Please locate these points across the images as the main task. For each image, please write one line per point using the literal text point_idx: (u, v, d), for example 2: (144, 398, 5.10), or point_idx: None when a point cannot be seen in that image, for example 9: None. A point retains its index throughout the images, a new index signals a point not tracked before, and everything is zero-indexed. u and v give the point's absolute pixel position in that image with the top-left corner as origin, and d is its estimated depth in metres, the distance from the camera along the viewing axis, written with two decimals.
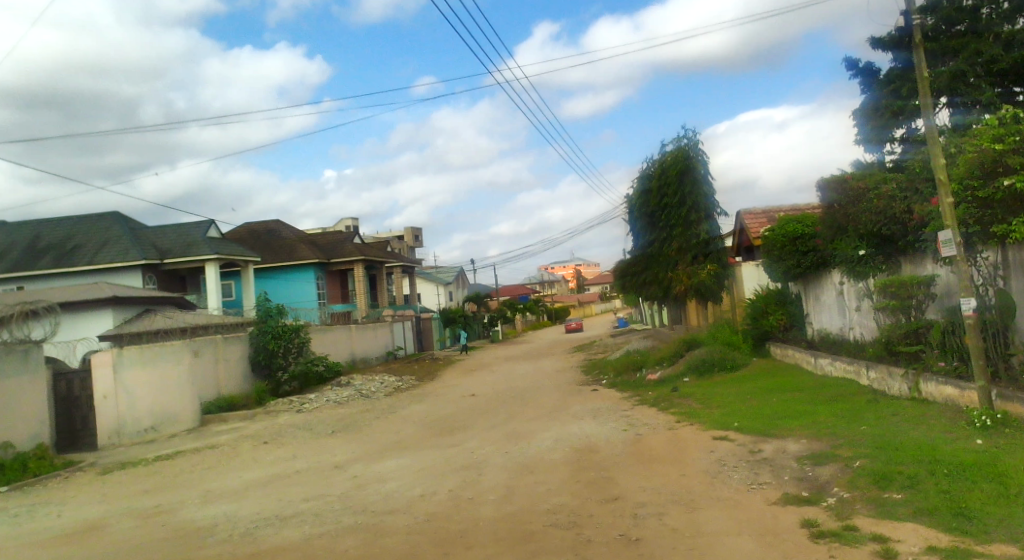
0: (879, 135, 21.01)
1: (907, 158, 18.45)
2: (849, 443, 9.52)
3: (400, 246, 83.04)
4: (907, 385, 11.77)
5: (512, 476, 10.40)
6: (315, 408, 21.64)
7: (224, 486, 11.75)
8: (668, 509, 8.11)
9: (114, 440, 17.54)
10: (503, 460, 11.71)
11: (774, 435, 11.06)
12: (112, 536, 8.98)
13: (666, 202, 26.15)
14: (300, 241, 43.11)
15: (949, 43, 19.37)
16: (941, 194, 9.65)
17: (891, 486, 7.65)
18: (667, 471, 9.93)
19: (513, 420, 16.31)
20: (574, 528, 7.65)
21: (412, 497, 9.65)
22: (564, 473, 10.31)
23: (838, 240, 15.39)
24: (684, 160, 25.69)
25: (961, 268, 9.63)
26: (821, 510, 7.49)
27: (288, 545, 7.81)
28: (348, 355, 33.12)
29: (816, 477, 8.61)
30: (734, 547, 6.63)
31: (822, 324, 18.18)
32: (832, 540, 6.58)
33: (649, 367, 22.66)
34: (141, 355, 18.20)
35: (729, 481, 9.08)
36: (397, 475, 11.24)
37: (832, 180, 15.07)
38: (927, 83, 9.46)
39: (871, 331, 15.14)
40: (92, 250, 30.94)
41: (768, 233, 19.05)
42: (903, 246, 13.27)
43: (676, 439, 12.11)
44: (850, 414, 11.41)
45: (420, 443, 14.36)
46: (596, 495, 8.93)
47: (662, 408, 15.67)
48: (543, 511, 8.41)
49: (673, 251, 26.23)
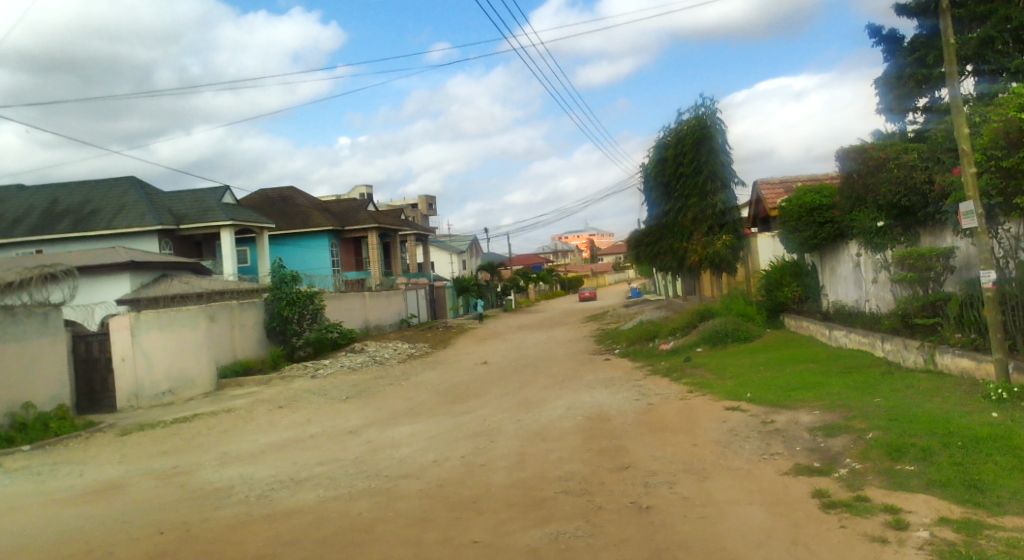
0: (901, 105, 20.72)
1: (931, 127, 18.10)
2: (863, 414, 9.52)
3: (414, 214, 83.09)
4: (923, 358, 11.71)
5: (525, 443, 10.49)
6: (329, 374, 21.85)
7: (241, 449, 11.93)
8: (679, 477, 8.17)
9: (133, 403, 17.76)
10: (516, 427, 11.80)
11: (787, 406, 11.07)
12: (131, 496, 9.16)
13: (682, 171, 25.90)
14: (315, 208, 43.21)
15: (977, 8, 18.89)
16: (964, 164, 9.49)
17: (904, 458, 7.65)
18: (679, 440, 9.98)
19: (526, 388, 16.41)
20: (586, 495, 7.73)
21: (425, 462, 9.75)
22: (576, 441, 10.38)
23: (857, 211, 15.23)
24: (701, 129, 25.39)
25: (982, 240, 9.50)
26: (831, 480, 7.51)
27: (303, 507, 7.94)
28: (362, 322, 33.36)
29: (828, 448, 8.62)
30: (745, 516, 6.67)
31: (837, 296, 18.07)
32: (842, 510, 6.61)
33: (662, 337, 22.68)
34: (158, 320, 18.38)
35: (740, 451, 9.12)
36: (410, 441, 11.37)
37: (851, 150, 14.82)
38: (953, 51, 9.25)
39: (887, 303, 15.05)
40: (109, 214, 31.15)
41: (785, 204, 18.88)
42: (923, 217, 13.11)
43: (688, 408, 12.13)
44: (864, 386, 11.39)
45: (433, 409, 14.48)
46: (608, 463, 9.00)
47: (674, 378, 15.71)
48: (554, 478, 8.49)
49: (688, 221, 26.06)
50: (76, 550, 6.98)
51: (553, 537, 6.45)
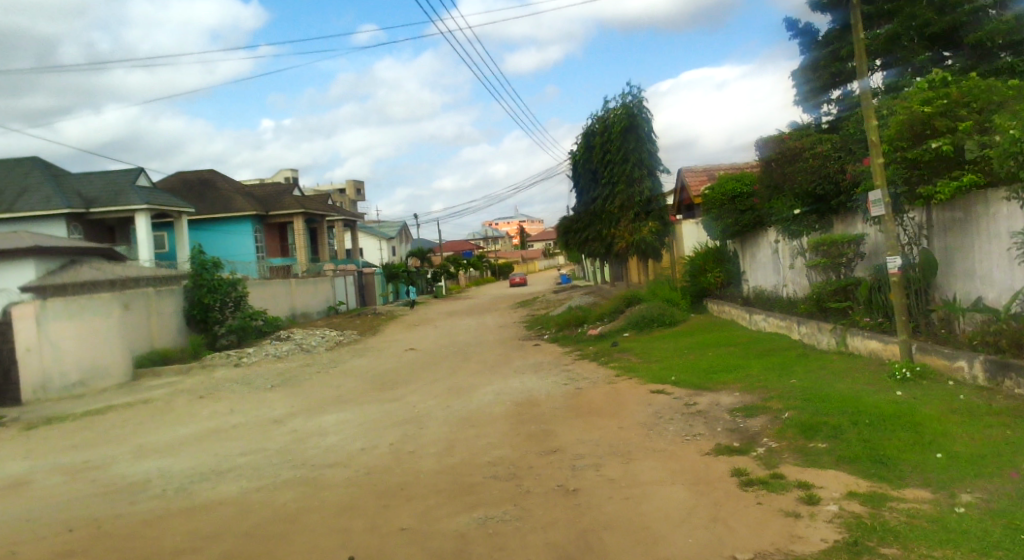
0: (817, 97, 21.55)
1: (843, 119, 18.81)
2: (780, 395, 9.88)
3: (342, 199, 81.63)
4: (835, 340, 12.23)
5: (453, 430, 10.47)
6: (252, 363, 21.32)
7: (158, 441, 11.53)
8: (605, 460, 8.31)
9: (40, 396, 17.01)
10: (445, 414, 11.77)
11: (709, 388, 11.39)
12: (39, 493, 8.74)
13: (611, 158, 26.24)
14: (238, 193, 41.95)
15: (884, 6, 19.71)
16: (873, 155, 9.91)
17: (817, 436, 7.98)
18: (605, 423, 10.15)
19: (454, 374, 16.38)
20: (513, 480, 7.79)
21: (352, 451, 9.62)
22: (504, 427, 10.43)
23: (775, 200, 15.72)
24: (628, 117, 25.77)
25: (888, 228, 9.96)
26: (749, 459, 7.79)
27: (223, 500, 7.73)
28: (288, 310, 32.65)
29: (748, 428, 8.92)
30: (667, 496, 6.85)
31: (757, 282, 18.66)
32: (759, 488, 6.85)
33: (591, 322, 22.99)
34: (67, 309, 17.55)
35: (664, 432, 9.33)
36: (337, 429, 11.21)
37: (770, 139, 15.26)
38: (864, 46, 9.63)
39: (803, 288, 15.63)
40: (12, 197, 29.49)
41: (709, 193, 19.37)
42: (836, 206, 13.65)
43: (615, 392, 12.34)
44: (781, 368, 11.82)
45: (361, 397, 14.29)
46: (536, 447, 9.08)
47: (602, 363, 15.97)
48: (483, 463, 8.53)
49: (615, 209, 26.41)
50: None
51: (481, 522, 6.49)
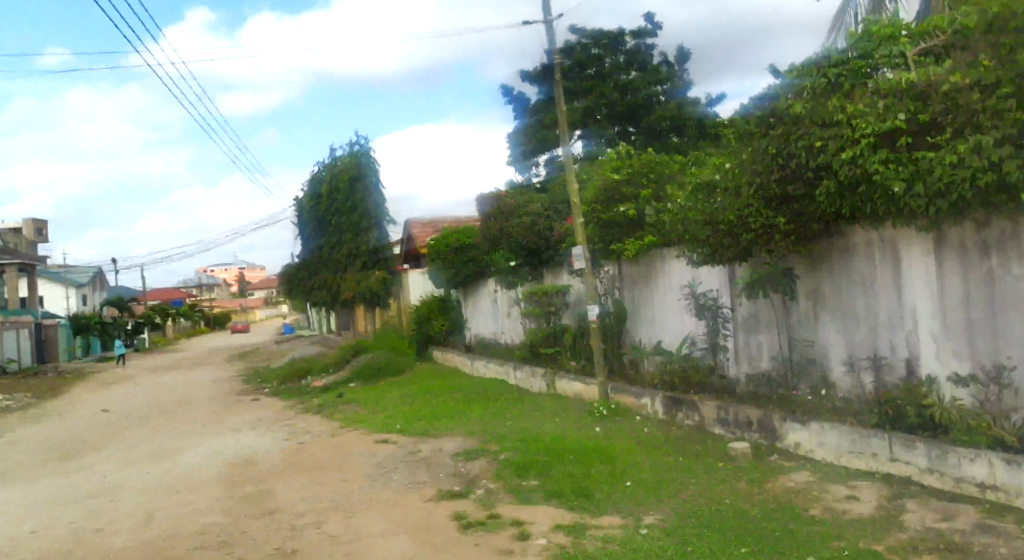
0: (526, 157, 18.95)
1: (549, 178, 17.66)
2: (499, 436, 9.59)
3: (32, 230, 70.18)
4: (546, 384, 12.21)
5: (155, 499, 8.80)
6: None
7: None
8: (325, 516, 7.49)
9: None
10: (146, 481, 9.90)
11: (434, 434, 10.73)
12: None
13: (336, 208, 23.67)
14: None
15: (581, 83, 21.69)
16: (575, 213, 10.52)
17: (530, 473, 7.81)
18: (328, 478, 9.12)
19: (163, 434, 13.94)
20: (225, 547, 6.72)
21: (24, 534, 7.73)
22: (216, 490, 8.98)
23: (493, 253, 15.27)
24: (356, 167, 23.57)
25: (588, 281, 10.54)
26: (469, 502, 7.38)
27: None
28: None
29: (468, 472, 8.46)
30: (387, 549, 6.27)
31: (477, 330, 17.86)
32: (477, 529, 6.52)
33: (314, 373, 20.28)
34: None
35: (387, 482, 8.61)
36: (9, 509, 8.95)
37: (488, 196, 14.66)
38: (565, 116, 10.36)
39: (517, 335, 15.22)
40: None
41: (431, 244, 18.44)
42: (547, 259, 13.45)
43: (335, 446, 11.10)
44: (498, 409, 11.58)
45: (35, 470, 11.48)
46: (249, 510, 7.92)
47: (325, 414, 14.31)
48: (189, 533, 7.26)
49: (338, 257, 24.06)
50: None
51: None
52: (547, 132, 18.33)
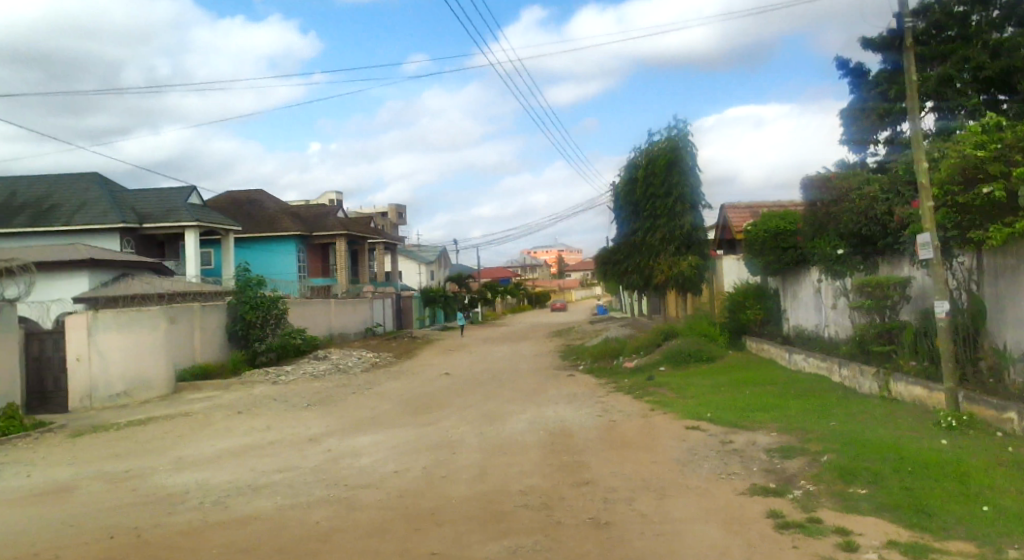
0: (863, 136, 17.21)
1: (891, 158, 15.84)
2: (820, 437, 8.93)
3: (391, 213, 81.15)
4: (878, 385, 11.06)
5: (486, 456, 9.71)
6: (291, 380, 19.69)
7: (196, 454, 10.89)
8: (637, 494, 7.64)
9: (86, 404, 16.13)
10: (478, 439, 10.96)
11: (747, 426, 10.33)
12: (80, 499, 8.31)
13: (652, 192, 23.75)
14: (283, 212, 39.41)
15: (938, 48, 19.15)
16: (922, 196, 9.26)
17: (857, 481, 7.16)
18: (640, 457, 9.28)
19: (492, 399, 15.29)
20: (545, 509, 7.20)
21: (385, 473, 9.05)
22: (537, 456, 9.64)
23: (818, 240, 14.13)
24: (673, 150, 23.37)
25: (937, 273, 9.24)
26: (786, 502, 7.01)
27: (255, 516, 7.27)
28: (326, 330, 29.87)
29: (784, 470, 8.03)
30: (700, 535, 6.22)
31: (797, 321, 16.77)
32: (797, 531, 6.16)
33: (626, 355, 20.72)
34: (117, 319, 16.63)
35: (698, 469, 8.52)
36: (373, 450, 10.52)
37: (815, 179, 13.62)
38: (915, 87, 9.16)
39: (846, 330, 13.90)
40: (69, 211, 27.75)
41: (749, 229, 17.59)
42: (884, 248, 12.19)
43: (647, 427, 11.24)
44: (820, 408, 10.76)
45: (393, 419, 13.34)
46: (566, 478, 8.38)
47: (636, 395, 14.54)
48: (515, 492, 7.90)
49: (652, 242, 24.08)
50: (21, 553, 6.28)
51: (510, 552, 5.98)
52: (891, 106, 16.42)
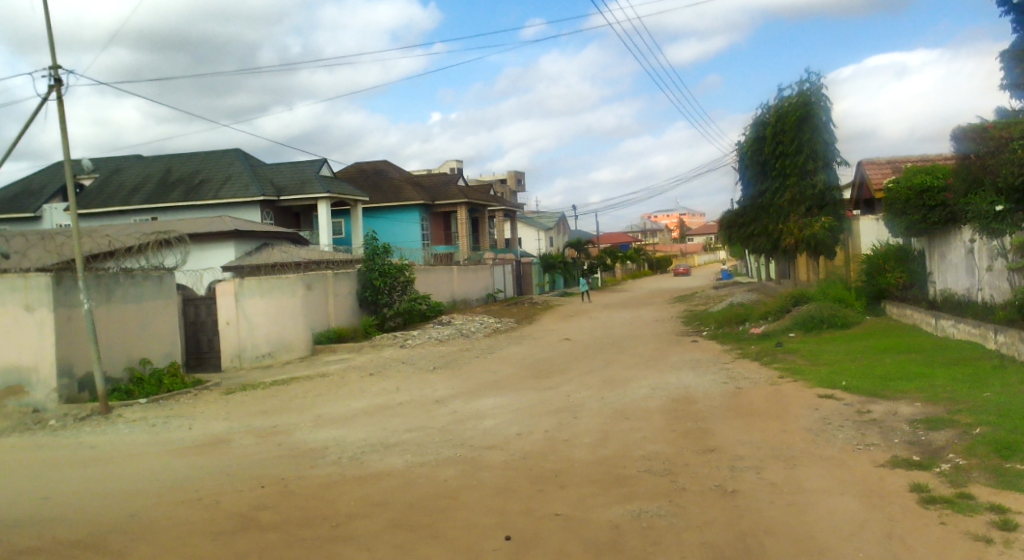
0: None
1: None
2: (971, 408, 8.32)
3: (511, 181, 81.79)
4: None
5: (609, 421, 9.70)
6: (418, 344, 20.38)
7: (334, 412, 11.53)
8: (766, 463, 7.42)
9: (236, 364, 17.36)
10: (600, 405, 10.96)
11: (886, 396, 9.76)
12: (233, 451, 9.00)
13: (782, 150, 22.64)
14: (407, 182, 40.52)
15: None
16: None
17: (1015, 456, 6.63)
18: (768, 426, 9.01)
19: (613, 365, 15.23)
20: (670, 475, 7.13)
21: (509, 435, 9.24)
22: (660, 422, 9.53)
23: (972, 195, 13.00)
24: (804, 106, 22.12)
25: None
26: (931, 476, 6.61)
27: (390, 471, 7.63)
28: (450, 296, 30.64)
29: (929, 442, 7.55)
30: (835, 507, 5.97)
31: (946, 284, 15.60)
32: (943, 507, 5.80)
33: (753, 321, 20.05)
34: (260, 286, 17.73)
35: (832, 439, 8.16)
36: (498, 413, 10.75)
37: (968, 129, 12.49)
38: None
39: (1003, 294, 12.81)
40: (215, 185, 29.73)
41: (891, 186, 16.43)
42: None
43: (777, 395, 10.87)
44: (971, 378, 9.99)
45: (517, 383, 13.57)
46: (691, 445, 8.26)
47: (764, 362, 14.05)
48: (638, 457, 7.87)
49: (783, 202, 23.01)
50: (184, 497, 6.89)
51: (635, 515, 5.98)
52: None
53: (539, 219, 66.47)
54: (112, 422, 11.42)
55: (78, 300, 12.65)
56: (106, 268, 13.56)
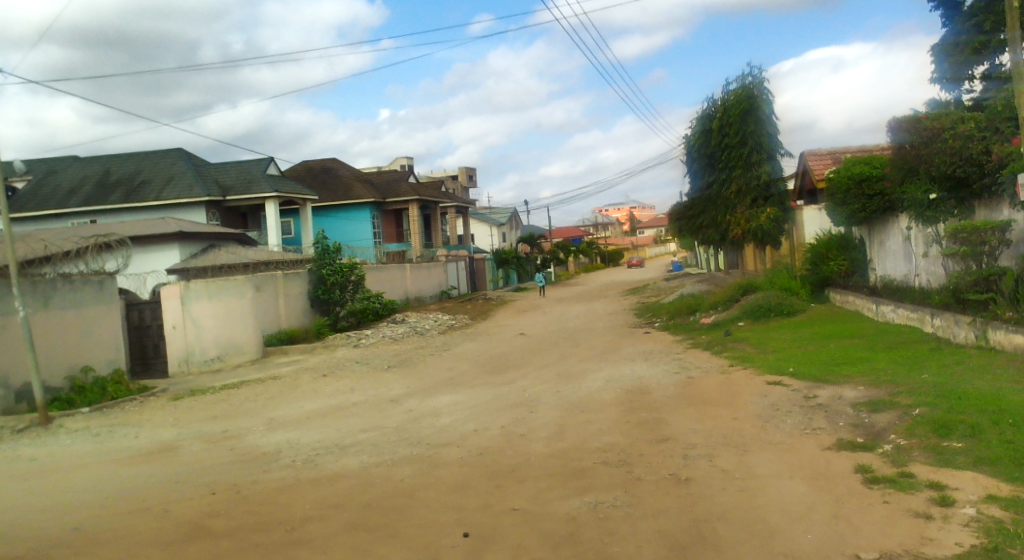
0: (957, 74, 16.21)
1: (989, 94, 14.81)
2: (911, 390, 8.58)
3: (462, 176, 81.56)
4: (974, 335, 10.56)
5: (565, 415, 9.76)
6: (372, 343, 20.20)
7: (287, 415, 11.37)
8: (719, 450, 7.57)
9: (183, 369, 17.04)
10: (555, 398, 11.03)
11: (831, 381, 10.03)
12: (183, 458, 8.81)
13: (727, 142, 23.05)
14: (357, 180, 40.07)
15: None
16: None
17: (952, 435, 6.88)
18: (719, 413, 9.18)
19: (568, 358, 15.33)
20: (625, 466, 7.21)
21: (466, 431, 9.24)
22: (615, 413, 9.64)
23: (908, 183, 13.43)
24: (747, 99, 22.53)
25: None
26: (875, 456, 6.82)
27: (346, 472, 7.56)
28: (403, 294, 30.43)
29: (873, 424, 7.79)
30: (785, 491, 6.12)
31: (885, 271, 16.11)
32: (886, 486, 6.00)
33: (703, 311, 20.40)
34: (207, 288, 17.34)
35: (781, 424, 8.36)
36: (454, 410, 10.72)
37: (904, 120, 12.91)
38: (1013, 14, 8.50)
39: (938, 278, 13.30)
40: (157, 186, 28.97)
41: (832, 176, 16.86)
42: (981, 189, 11.50)
43: (728, 383, 11.08)
44: (911, 361, 10.32)
45: (472, 379, 13.56)
46: (645, 435, 8.37)
47: (715, 351, 14.30)
48: (594, 449, 7.94)
49: (730, 194, 23.44)
50: (133, 507, 6.73)
51: (592, 507, 6.03)
52: (987, 39, 15.35)
53: (491, 215, 66.44)
54: (54, 432, 11.06)
55: (14, 307, 12.21)
56: (43, 273, 13.02)
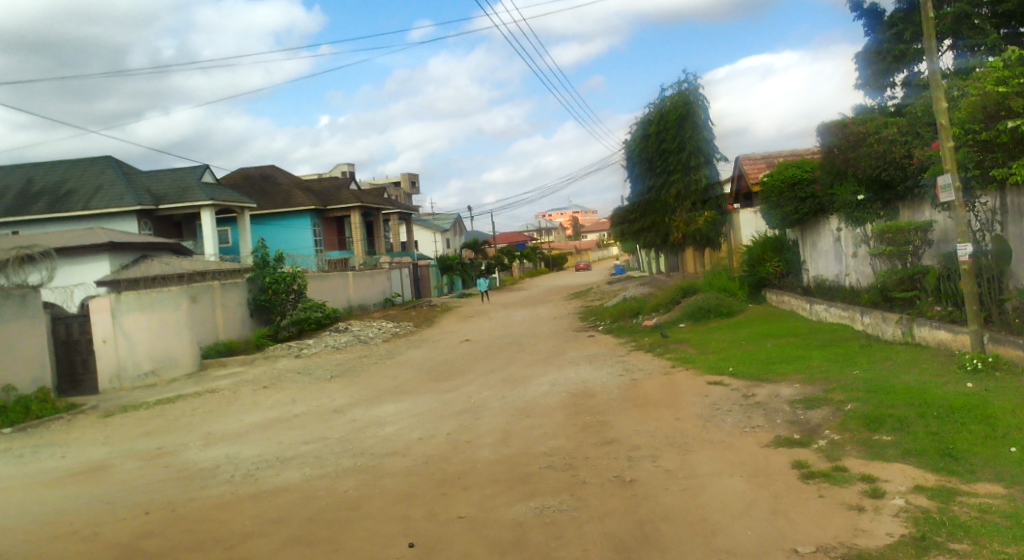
0: (879, 81, 16.83)
1: (909, 100, 15.45)
2: (843, 386, 8.87)
3: (405, 184, 81.18)
4: (901, 331, 10.97)
5: (510, 420, 9.77)
6: (314, 353, 19.88)
7: (226, 429, 11.06)
8: (661, 451, 7.67)
9: (115, 385, 16.45)
10: (501, 404, 11.03)
11: (768, 380, 10.29)
12: (115, 477, 8.49)
13: (665, 147, 23.44)
14: (296, 187, 39.42)
15: None
16: (940, 138, 9.03)
17: (882, 428, 7.13)
18: (662, 414, 9.32)
19: (512, 364, 15.33)
20: (571, 470, 7.24)
21: (411, 440, 9.18)
22: (560, 417, 9.69)
23: (837, 186, 13.90)
24: (684, 105, 22.95)
25: (960, 214, 9.02)
26: (811, 452, 7.01)
27: (287, 486, 7.42)
28: (346, 303, 30.01)
29: (807, 421, 8.02)
30: (725, 489, 6.23)
31: (817, 270, 16.65)
32: (821, 480, 6.18)
33: (645, 313, 20.70)
34: (139, 300, 16.83)
35: (721, 423, 8.54)
36: (398, 419, 10.61)
37: (832, 125, 13.36)
38: (927, 23, 8.84)
39: (867, 277, 13.81)
40: (85, 196, 27.93)
41: (766, 179, 17.31)
42: (903, 191, 11.99)
43: (670, 384, 11.24)
44: (843, 357, 10.67)
45: (416, 388, 13.44)
46: (590, 438, 8.42)
47: (657, 353, 14.53)
48: (539, 454, 7.95)
49: (670, 198, 23.84)
50: (59, 531, 6.46)
51: (538, 512, 6.04)
52: (906, 48, 16.02)
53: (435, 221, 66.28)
54: None
55: None
56: None
